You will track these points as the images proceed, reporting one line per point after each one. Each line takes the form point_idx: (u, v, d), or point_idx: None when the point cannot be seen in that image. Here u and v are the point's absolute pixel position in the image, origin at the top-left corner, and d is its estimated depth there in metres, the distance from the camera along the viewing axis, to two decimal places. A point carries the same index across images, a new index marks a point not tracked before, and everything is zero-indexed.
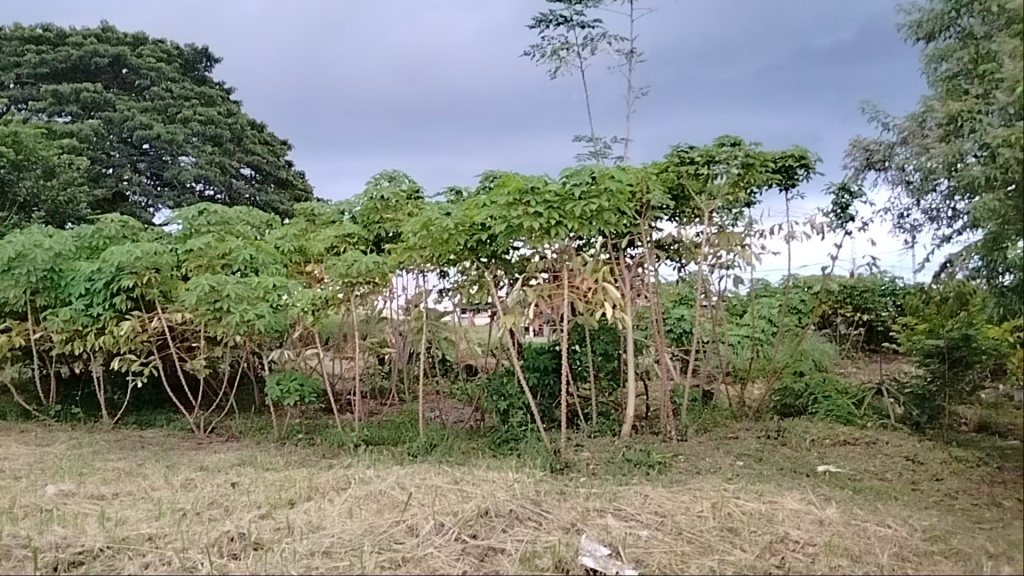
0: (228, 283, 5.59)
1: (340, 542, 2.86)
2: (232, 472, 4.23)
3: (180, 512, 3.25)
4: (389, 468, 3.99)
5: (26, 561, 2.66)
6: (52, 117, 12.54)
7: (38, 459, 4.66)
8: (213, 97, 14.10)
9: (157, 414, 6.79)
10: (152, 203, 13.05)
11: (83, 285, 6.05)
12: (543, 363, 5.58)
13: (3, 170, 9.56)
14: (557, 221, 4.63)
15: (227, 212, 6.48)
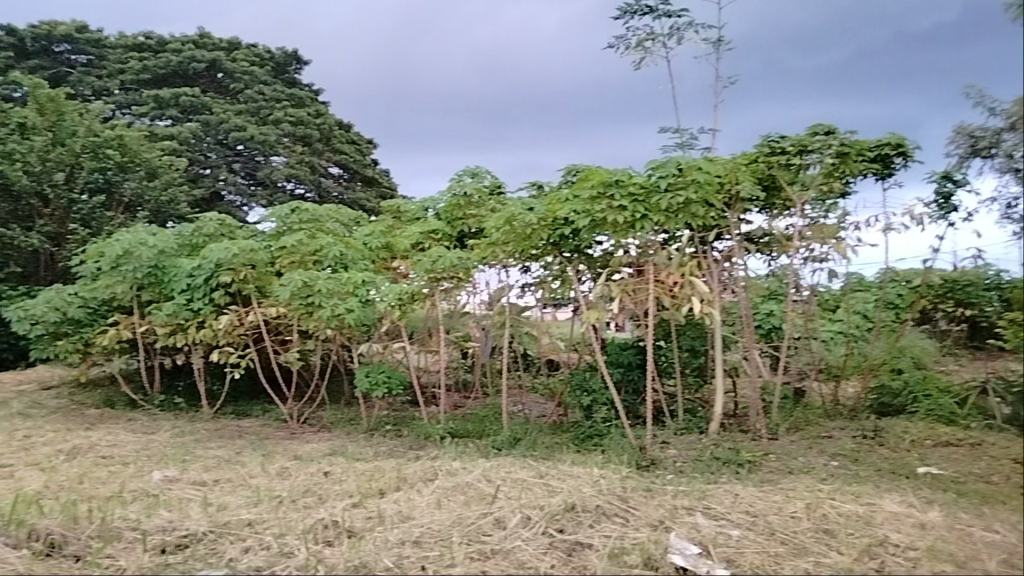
0: (320, 278, 5.69)
1: (430, 532, 2.90)
2: (325, 461, 4.35)
3: (277, 500, 3.36)
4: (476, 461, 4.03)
5: (136, 542, 2.80)
6: (153, 121, 13.20)
7: (145, 445, 4.91)
8: (301, 98, 14.53)
9: (253, 405, 7.07)
10: (247, 202, 13.48)
11: (184, 280, 6.37)
12: (628, 359, 5.53)
13: (108, 172, 10.47)
14: (642, 215, 4.60)
15: (317, 209, 6.60)
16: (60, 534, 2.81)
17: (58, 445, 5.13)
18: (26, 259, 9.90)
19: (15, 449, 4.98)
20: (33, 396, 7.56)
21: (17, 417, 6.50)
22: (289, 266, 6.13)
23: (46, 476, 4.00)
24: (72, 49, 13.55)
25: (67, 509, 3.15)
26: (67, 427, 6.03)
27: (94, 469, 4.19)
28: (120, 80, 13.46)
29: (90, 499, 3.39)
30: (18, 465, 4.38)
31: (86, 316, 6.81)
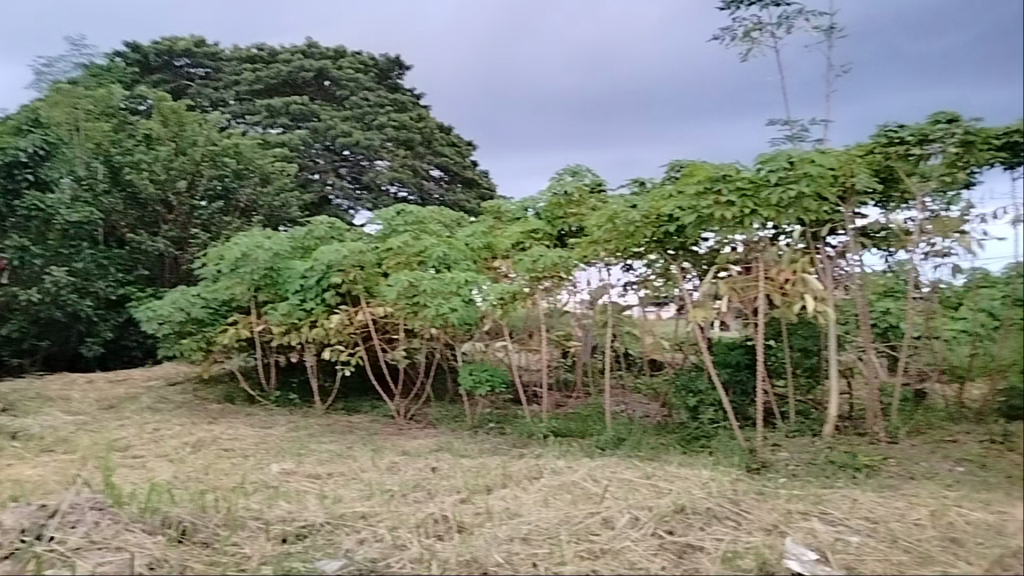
0: (425, 278, 5.80)
1: (538, 530, 2.92)
2: (432, 458, 4.43)
3: (388, 493, 3.45)
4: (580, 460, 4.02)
5: (259, 531, 2.93)
6: (266, 129, 13.77)
7: (262, 438, 5.13)
8: (404, 103, 14.85)
9: (363, 401, 7.31)
10: (354, 206, 13.95)
11: (297, 282, 6.63)
12: (736, 359, 5.42)
13: (226, 178, 10.91)
14: (751, 210, 4.47)
15: (421, 211, 6.82)
16: (190, 521, 2.95)
17: (184, 438, 5.43)
18: (153, 263, 10.54)
19: (147, 441, 5.30)
20: (161, 391, 8.04)
21: (147, 411, 6.92)
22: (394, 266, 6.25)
23: (175, 467, 4.24)
24: (191, 63, 13.85)
25: (196, 498, 3.33)
26: (192, 421, 6.38)
27: (217, 461, 4.40)
28: (235, 91, 14.13)
29: (214, 489, 3.57)
30: (149, 457, 4.66)
31: (208, 315, 7.17)
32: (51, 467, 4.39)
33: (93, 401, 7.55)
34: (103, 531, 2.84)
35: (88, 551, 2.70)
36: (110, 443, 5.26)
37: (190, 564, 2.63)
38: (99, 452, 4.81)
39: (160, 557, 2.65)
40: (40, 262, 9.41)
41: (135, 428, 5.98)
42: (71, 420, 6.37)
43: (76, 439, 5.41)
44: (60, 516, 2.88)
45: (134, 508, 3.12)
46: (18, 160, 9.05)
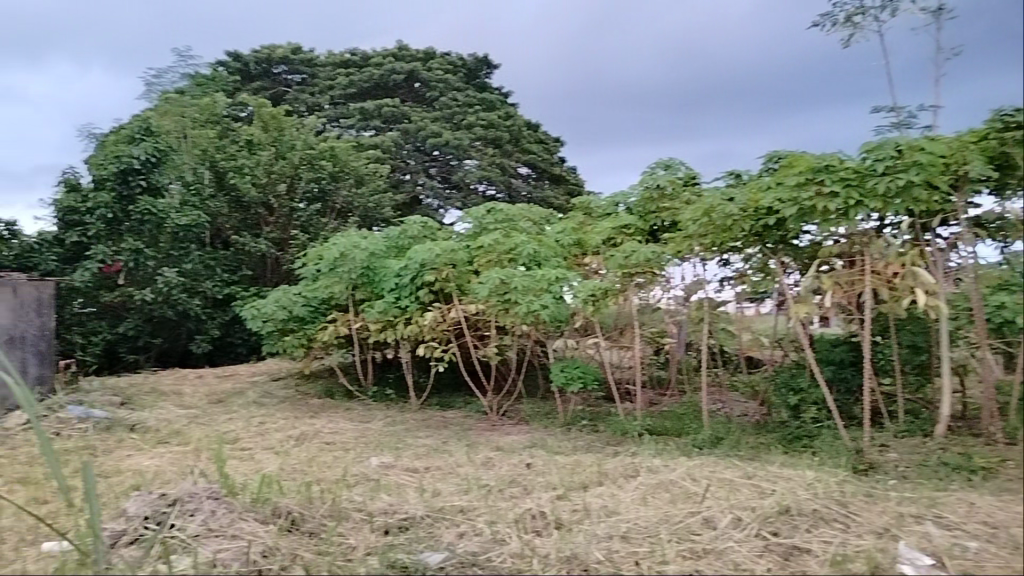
0: (517, 275, 5.84)
1: (637, 528, 2.89)
2: (526, 454, 4.45)
3: (486, 489, 3.49)
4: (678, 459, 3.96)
5: (363, 522, 3.02)
6: (359, 131, 14.06)
7: (362, 432, 5.27)
8: (492, 101, 14.92)
9: (456, 397, 7.40)
10: (443, 205, 14.09)
11: (392, 280, 6.75)
12: (840, 356, 5.23)
13: (323, 181, 11.23)
14: (857, 201, 4.33)
15: (511, 209, 6.81)
16: (298, 511, 3.06)
17: (289, 431, 5.63)
18: (255, 263, 11.03)
19: (254, 434, 5.53)
20: (265, 386, 8.37)
21: (253, 405, 7.22)
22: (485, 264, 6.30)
23: (281, 459, 4.41)
24: (289, 70, 14.77)
25: (303, 489, 3.45)
26: (295, 415, 6.61)
27: (320, 454, 4.55)
28: (329, 95, 14.43)
29: (318, 481, 3.69)
30: (257, 449, 4.85)
31: (309, 313, 7.40)
32: (167, 458, 4.64)
33: (203, 395, 7.93)
34: (219, 519, 2.96)
35: (207, 538, 2.82)
36: (221, 435, 5.51)
37: (300, 553, 2.72)
38: (211, 444, 5.05)
39: (272, 546, 2.76)
40: (153, 265, 9.78)
41: (243, 422, 6.25)
42: (184, 413, 6.70)
43: (189, 432, 5.68)
44: (180, 504, 3.01)
45: (246, 498, 3.26)
46: (132, 167, 9.46)
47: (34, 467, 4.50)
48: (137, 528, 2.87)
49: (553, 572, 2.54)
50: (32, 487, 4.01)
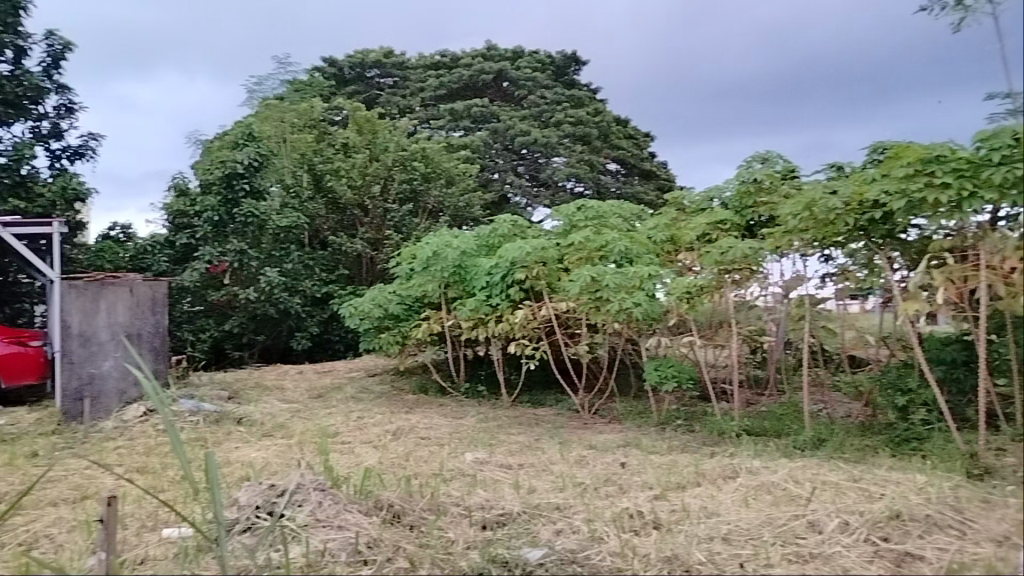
0: (608, 273, 5.82)
1: (738, 530, 2.84)
2: (620, 453, 4.42)
3: (581, 487, 3.48)
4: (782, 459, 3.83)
5: (462, 517, 3.07)
6: (449, 132, 14.18)
7: (456, 428, 5.35)
8: (581, 98, 14.85)
9: (547, 395, 7.41)
10: (531, 203, 14.12)
11: (483, 278, 6.80)
12: (951, 355, 4.98)
13: (415, 181, 11.44)
14: (972, 192, 4.04)
15: (602, 206, 6.80)
16: (399, 504, 3.14)
17: (386, 426, 5.77)
18: (351, 262, 11.34)
19: (352, 428, 5.69)
20: (362, 382, 8.60)
21: (351, 401, 7.42)
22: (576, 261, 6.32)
23: (380, 453, 4.53)
24: (380, 73, 15.10)
25: (403, 482, 3.53)
26: (392, 410, 6.77)
27: (416, 449, 4.65)
28: (421, 97, 14.71)
29: (416, 475, 3.77)
30: (356, 443, 5.00)
31: (403, 311, 7.55)
32: (273, 450, 4.83)
33: (304, 390, 8.21)
34: (326, 510, 3.07)
35: (315, 527, 2.92)
36: (322, 429, 5.70)
37: (403, 545, 2.78)
38: (313, 438, 5.23)
39: (377, 537, 2.84)
40: (256, 265, 10.11)
41: (342, 417, 6.43)
42: (286, 407, 6.96)
43: (292, 425, 5.90)
44: (290, 494, 3.12)
45: (349, 490, 3.36)
46: (236, 171, 9.90)
47: (152, 457, 4.77)
48: (250, 516, 3.00)
49: (654, 572, 2.53)
50: (150, 476, 4.25)
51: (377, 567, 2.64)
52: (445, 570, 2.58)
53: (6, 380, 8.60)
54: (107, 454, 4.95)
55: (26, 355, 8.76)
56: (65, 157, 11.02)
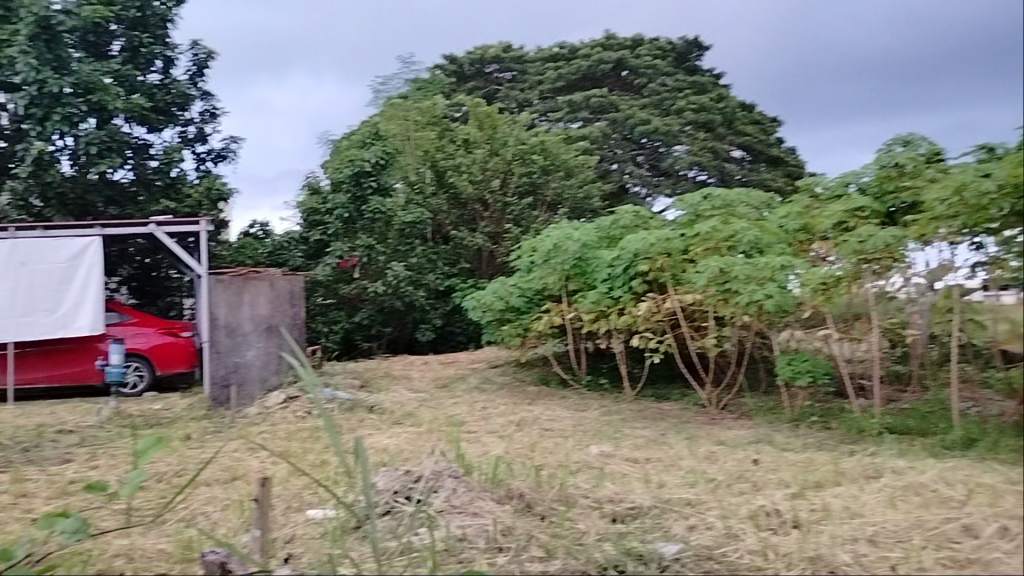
0: (737, 264, 5.71)
1: (885, 531, 2.71)
2: (751, 449, 4.31)
3: (713, 483, 3.42)
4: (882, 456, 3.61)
5: (592, 508, 3.09)
6: (567, 124, 14.29)
7: (580, 419, 5.36)
8: (704, 84, 14.40)
9: (672, 388, 7.32)
10: (651, 193, 14.08)
11: (604, 270, 6.79)
12: None
13: (534, 174, 11.54)
14: None
15: (729, 194, 6.58)
16: (530, 494, 3.19)
17: (510, 417, 5.85)
18: (473, 256, 11.49)
19: (478, 418, 5.80)
20: (486, 373, 8.75)
21: (475, 391, 7.58)
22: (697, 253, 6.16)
23: (506, 443, 4.60)
24: (499, 69, 15.11)
25: (533, 473, 3.58)
26: (515, 401, 6.85)
27: (542, 440, 4.70)
28: (538, 90, 14.59)
29: (543, 466, 3.81)
30: (483, 433, 5.10)
31: (524, 304, 7.61)
32: (403, 437, 5.00)
33: (429, 380, 8.44)
34: (460, 497, 3.15)
35: (451, 513, 3.01)
36: (449, 418, 5.84)
37: (536, 534, 2.82)
38: (441, 427, 5.37)
39: (511, 525, 2.90)
40: (383, 259, 10.55)
41: (467, 407, 6.57)
42: (414, 396, 7.17)
43: (421, 414, 6.07)
44: (425, 480, 3.23)
45: (480, 478, 3.46)
46: (364, 169, 10.31)
47: (293, 442, 5.03)
48: (389, 499, 3.12)
49: (796, 572, 2.50)
50: (292, 460, 4.49)
51: (512, 554, 2.69)
52: (580, 560, 2.59)
53: (161, 369, 9.29)
54: (252, 439, 5.26)
55: (178, 346, 9.43)
56: (209, 160, 11.75)
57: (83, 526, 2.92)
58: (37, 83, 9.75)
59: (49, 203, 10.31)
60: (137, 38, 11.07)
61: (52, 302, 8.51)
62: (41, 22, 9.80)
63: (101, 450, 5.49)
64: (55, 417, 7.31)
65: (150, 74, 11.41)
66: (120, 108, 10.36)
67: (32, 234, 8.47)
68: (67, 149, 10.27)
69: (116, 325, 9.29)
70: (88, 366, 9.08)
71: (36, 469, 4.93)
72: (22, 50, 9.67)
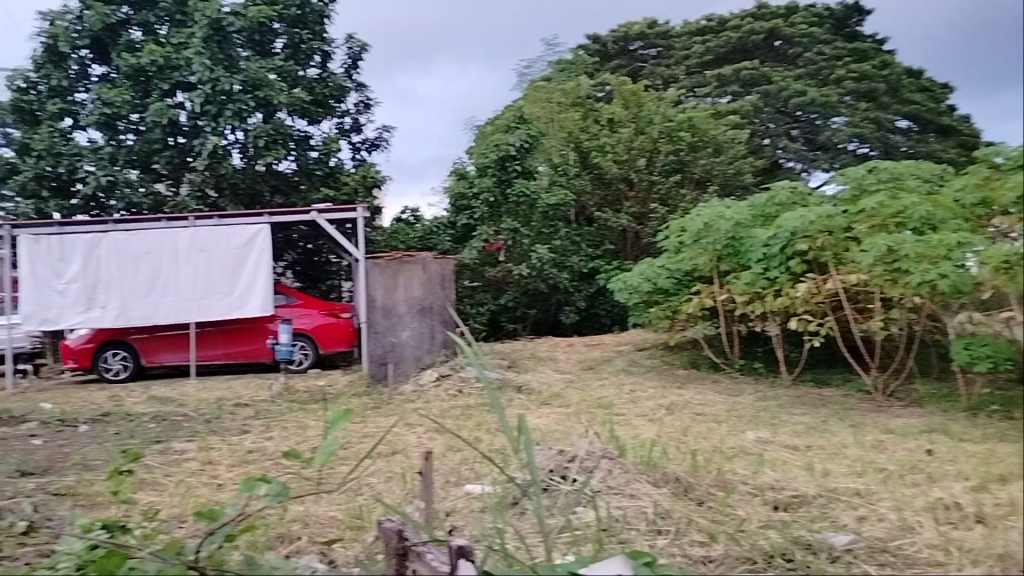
0: (907, 241, 5.46)
1: None
2: (924, 439, 4.03)
3: (884, 473, 3.23)
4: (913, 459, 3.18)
5: (753, 496, 3.01)
6: (716, 98, 13.81)
7: (734, 403, 5.21)
8: (865, 51, 13.30)
9: (833, 373, 6.98)
10: (807, 167, 13.29)
11: (761, 251, 6.49)
12: None
13: (682, 152, 11.21)
14: None
15: (896, 166, 6.22)
16: (687, 479, 3.19)
17: (659, 400, 5.79)
18: (616, 237, 11.39)
19: (626, 401, 5.78)
20: (633, 356, 8.70)
21: (623, 374, 7.56)
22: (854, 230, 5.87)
23: (657, 426, 4.58)
24: (644, 45, 15.03)
25: (688, 458, 3.54)
26: (663, 385, 6.77)
27: (694, 424, 4.63)
28: (686, 66, 14.41)
29: (698, 450, 3.76)
30: (632, 416, 5.10)
31: (673, 286, 7.47)
32: (553, 418, 5.07)
33: (576, 362, 8.49)
34: (616, 478, 3.21)
35: (608, 493, 3.08)
36: (597, 400, 5.85)
37: (694, 519, 2.82)
38: (590, 408, 5.39)
39: (669, 508, 2.92)
40: (527, 242, 10.65)
41: (614, 389, 6.55)
42: (561, 378, 7.23)
43: (569, 395, 6.11)
44: (580, 460, 3.33)
45: (635, 461, 3.48)
46: (509, 153, 10.40)
47: (449, 419, 5.21)
48: (547, 474, 3.23)
49: (981, 570, 2.28)
50: (448, 437, 4.65)
51: (672, 538, 2.71)
52: (743, 547, 2.57)
53: (323, 348, 9.84)
54: (409, 416, 5.49)
55: (338, 326, 9.94)
56: (364, 149, 12.28)
57: (285, 491, 2.48)
58: (211, 81, 10.51)
59: (222, 193, 11.12)
60: (298, 35, 11.76)
61: (227, 285, 9.20)
62: (214, 24, 10.55)
63: (273, 423, 5.90)
64: (233, 392, 7.93)
65: (309, 69, 12.09)
66: (283, 103, 10.99)
67: (210, 222, 9.16)
68: (238, 143, 11.03)
69: (284, 306, 9.93)
70: (260, 344, 9.77)
71: (218, 439, 5.36)
72: (197, 51, 10.44)
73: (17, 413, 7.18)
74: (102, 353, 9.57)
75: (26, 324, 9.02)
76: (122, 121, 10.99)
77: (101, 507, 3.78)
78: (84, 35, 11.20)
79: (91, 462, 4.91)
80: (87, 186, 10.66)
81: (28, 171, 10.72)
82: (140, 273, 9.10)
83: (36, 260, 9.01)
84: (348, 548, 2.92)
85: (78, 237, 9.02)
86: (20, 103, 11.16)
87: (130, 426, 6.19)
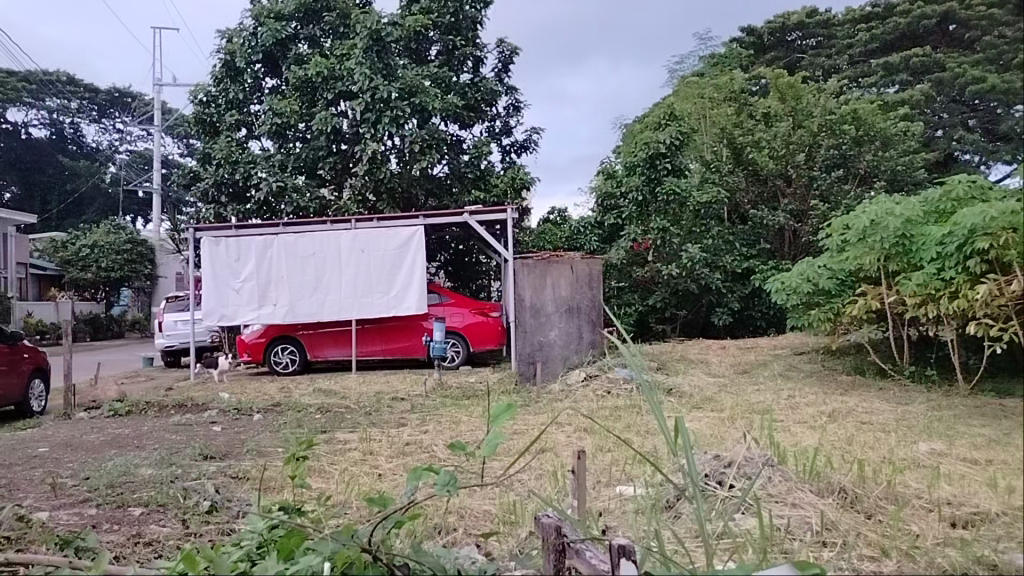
0: None
1: None
2: None
3: None
4: (968, 480, 2.43)
5: (924, 508, 2.82)
6: None
7: (903, 408, 4.90)
8: None
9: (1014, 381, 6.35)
10: None
11: (934, 249, 5.48)
12: None
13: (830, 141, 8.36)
14: None
15: (984, 91, 2.77)
16: (853, 491, 3.18)
17: (820, 407, 5.55)
18: (773, 237, 9.65)
19: (784, 406, 5.60)
20: (791, 361, 8.42)
21: (780, 377, 7.32)
22: (954, 222, 4.70)
23: (818, 435, 4.45)
24: None
25: (856, 467, 3.40)
26: (825, 391, 6.44)
27: (859, 434, 4.43)
28: None
29: (864, 460, 3.59)
30: (790, 423, 4.97)
31: (836, 287, 7.29)
32: (707, 423, 4.99)
33: (729, 365, 8.26)
34: (777, 486, 3.33)
35: (770, 501, 3.19)
36: (752, 405, 5.67)
37: (863, 532, 2.82)
38: (745, 414, 5.24)
39: (835, 520, 2.94)
40: (677, 241, 10.85)
41: (771, 394, 6.33)
42: (714, 381, 7.09)
43: (721, 399, 5.98)
44: (738, 466, 3.44)
45: (801, 471, 3.44)
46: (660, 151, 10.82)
47: (600, 420, 5.23)
48: (704, 479, 3.31)
49: None
50: (597, 438, 4.67)
51: (840, 550, 2.73)
52: (921, 565, 2.46)
53: (474, 346, 10.10)
54: (561, 416, 5.57)
55: (489, 325, 10.18)
56: (513, 152, 12.51)
57: (456, 481, 2.28)
58: (371, 90, 10.99)
59: (381, 197, 11.60)
60: (450, 42, 12.19)
61: (386, 285, 9.62)
62: (373, 35, 11.11)
63: (428, 417, 6.13)
64: (390, 386, 8.29)
65: (462, 75, 12.49)
66: (438, 109, 11.35)
67: (369, 225, 9.59)
68: (395, 148, 11.49)
69: (436, 305, 10.30)
70: (415, 341, 10.19)
71: (378, 431, 5.62)
72: (359, 62, 11.01)
73: (199, 402, 7.81)
74: (273, 347, 10.28)
75: (208, 319, 9.82)
76: (291, 130, 11.76)
77: (277, 490, 4.07)
78: (258, 50, 12.04)
79: (265, 449, 5.29)
80: (260, 193, 11.39)
81: (209, 179, 11.65)
82: (306, 273, 9.68)
83: (215, 261, 9.77)
84: (503, 542, 3.00)
85: (252, 239, 9.69)
86: (202, 116, 12.19)
87: (298, 416, 6.61)
